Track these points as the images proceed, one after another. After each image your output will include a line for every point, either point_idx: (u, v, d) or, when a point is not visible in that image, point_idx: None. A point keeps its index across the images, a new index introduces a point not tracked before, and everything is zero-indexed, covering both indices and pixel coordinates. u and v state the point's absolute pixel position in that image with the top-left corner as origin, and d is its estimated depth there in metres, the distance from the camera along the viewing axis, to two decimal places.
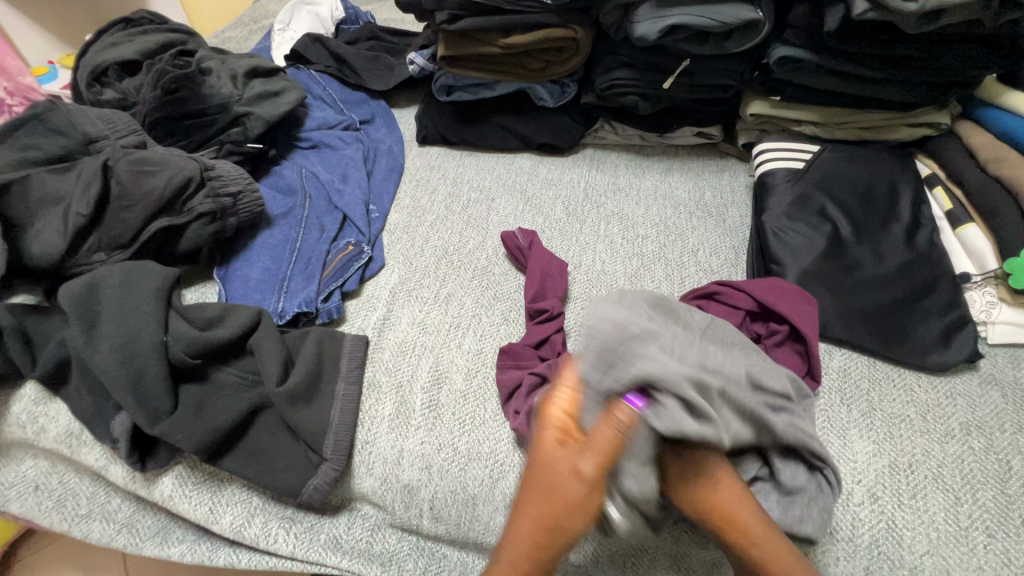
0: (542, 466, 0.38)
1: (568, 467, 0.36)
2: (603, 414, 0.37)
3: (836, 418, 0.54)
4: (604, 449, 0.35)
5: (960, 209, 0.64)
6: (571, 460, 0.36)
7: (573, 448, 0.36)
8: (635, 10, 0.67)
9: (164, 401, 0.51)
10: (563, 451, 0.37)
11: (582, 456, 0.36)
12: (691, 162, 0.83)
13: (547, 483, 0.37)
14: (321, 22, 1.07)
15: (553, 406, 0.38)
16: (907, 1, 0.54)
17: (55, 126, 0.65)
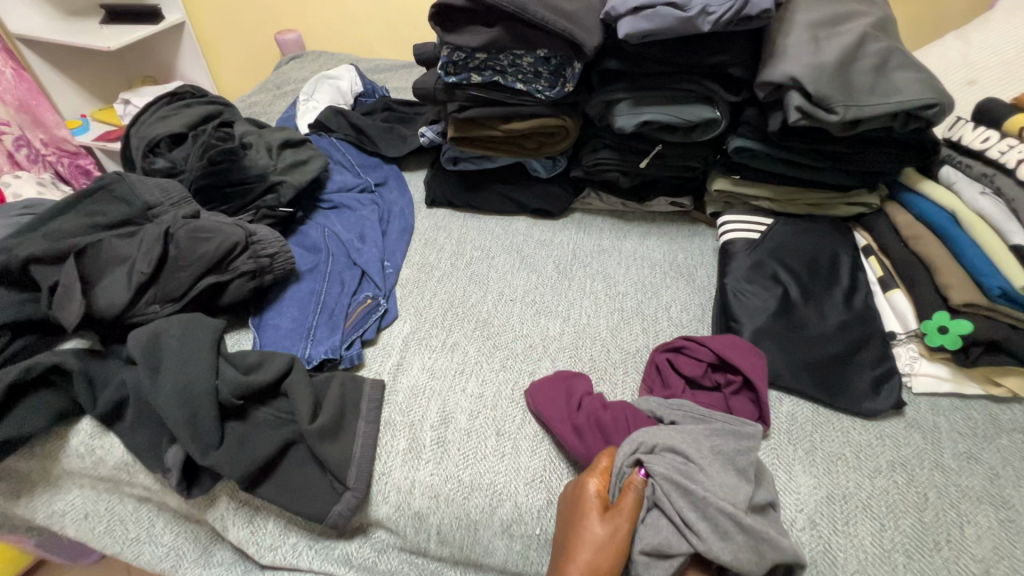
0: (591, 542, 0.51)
1: (613, 530, 0.51)
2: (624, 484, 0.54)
3: (774, 453, 0.63)
4: (633, 513, 0.52)
5: (889, 276, 0.76)
6: (611, 527, 0.51)
7: (614, 516, 0.52)
8: (615, 106, 0.80)
9: (212, 437, 0.59)
10: (605, 523, 0.52)
11: (621, 519, 0.52)
12: (666, 228, 0.96)
13: (599, 549, 0.50)
14: (341, 94, 1.21)
15: (592, 490, 0.54)
16: (830, 113, 0.67)
17: (120, 195, 0.76)
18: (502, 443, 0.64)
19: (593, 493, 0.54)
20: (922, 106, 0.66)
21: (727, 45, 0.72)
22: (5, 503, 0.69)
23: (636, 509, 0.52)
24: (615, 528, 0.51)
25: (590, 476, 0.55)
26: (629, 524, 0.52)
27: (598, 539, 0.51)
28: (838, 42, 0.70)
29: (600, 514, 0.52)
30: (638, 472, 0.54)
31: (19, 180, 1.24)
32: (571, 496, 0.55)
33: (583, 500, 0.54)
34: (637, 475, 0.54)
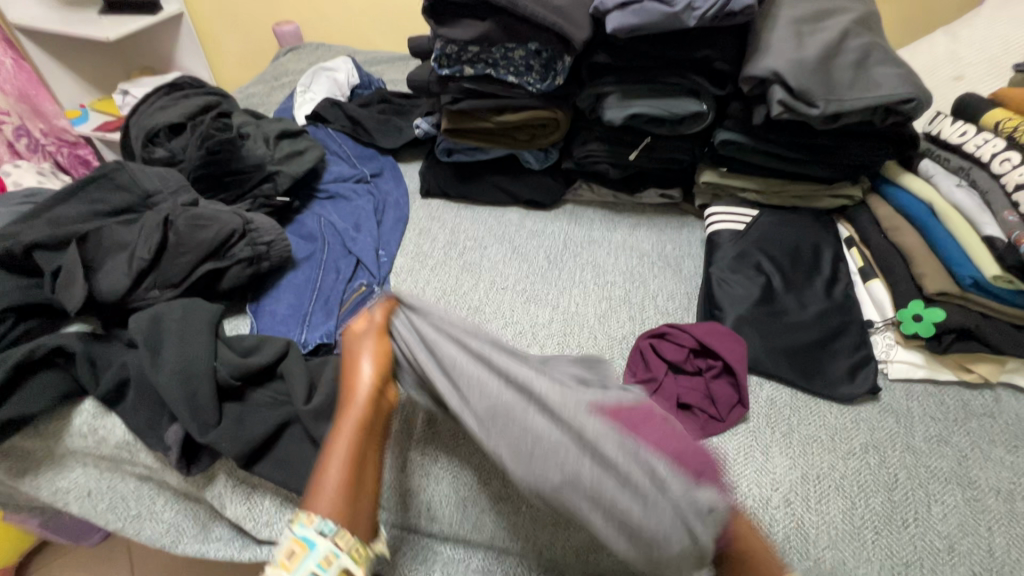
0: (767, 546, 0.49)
1: (381, 343, 0.60)
2: (378, 308, 0.62)
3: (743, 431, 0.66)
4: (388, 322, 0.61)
5: (869, 266, 0.78)
6: (379, 342, 0.60)
7: (378, 338, 0.60)
8: (605, 99, 0.81)
9: (211, 417, 0.61)
10: (371, 342, 0.60)
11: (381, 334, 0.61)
12: (656, 219, 0.97)
13: (374, 368, 0.58)
14: (338, 86, 1.23)
15: (354, 329, 0.62)
16: (811, 107, 0.69)
17: (120, 183, 0.79)
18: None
19: (352, 331, 0.62)
20: (901, 101, 0.68)
21: (712, 39, 0.74)
22: (12, 481, 0.72)
23: (389, 322, 0.62)
24: (378, 341, 0.60)
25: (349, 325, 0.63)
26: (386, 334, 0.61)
27: (370, 362, 0.59)
28: (820, 38, 0.72)
29: (361, 341, 0.60)
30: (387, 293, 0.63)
31: (21, 169, 1.26)
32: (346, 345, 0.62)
33: (351, 338, 0.61)
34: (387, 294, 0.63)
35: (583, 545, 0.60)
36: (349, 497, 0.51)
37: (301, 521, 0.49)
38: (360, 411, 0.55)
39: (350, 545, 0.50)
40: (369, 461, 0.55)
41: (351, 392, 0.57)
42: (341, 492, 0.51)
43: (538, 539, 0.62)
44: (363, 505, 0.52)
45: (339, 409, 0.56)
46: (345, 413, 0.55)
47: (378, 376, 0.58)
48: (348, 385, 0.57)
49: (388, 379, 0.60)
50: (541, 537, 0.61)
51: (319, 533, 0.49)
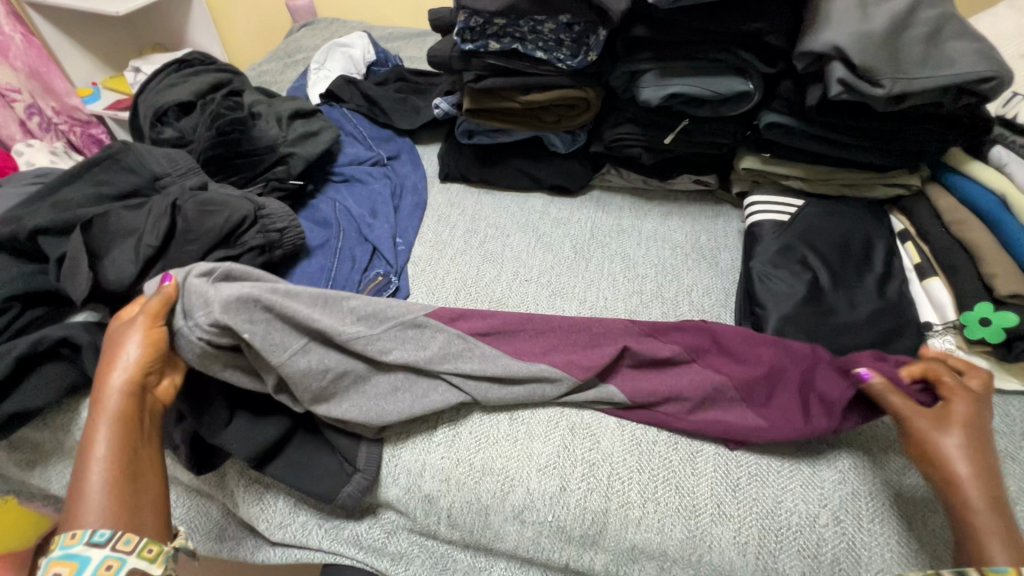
0: (959, 467, 0.49)
1: (144, 339, 0.53)
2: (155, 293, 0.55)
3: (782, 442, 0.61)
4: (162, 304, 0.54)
5: (927, 263, 0.71)
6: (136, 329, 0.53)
7: (150, 329, 0.53)
8: (641, 77, 0.75)
9: (222, 415, 0.58)
10: (139, 332, 0.53)
11: (145, 325, 0.53)
12: (689, 207, 0.91)
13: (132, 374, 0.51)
14: (353, 63, 1.17)
15: (124, 313, 0.57)
16: (875, 86, 0.62)
17: (127, 165, 0.75)
18: (512, 427, 0.62)
19: (122, 318, 0.56)
20: (979, 80, 0.61)
21: (763, 10, 0.67)
22: (23, 472, 0.70)
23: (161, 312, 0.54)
24: (145, 335, 0.53)
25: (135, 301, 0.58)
26: (155, 330, 0.53)
27: (128, 358, 0.52)
28: (887, 8, 0.65)
29: (132, 327, 0.53)
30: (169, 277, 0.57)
31: (33, 148, 1.23)
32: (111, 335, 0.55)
33: (117, 322, 0.56)
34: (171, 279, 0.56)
35: (612, 558, 0.58)
36: (122, 500, 0.47)
37: (62, 542, 0.43)
38: (111, 410, 0.50)
39: (138, 545, 0.44)
40: (145, 479, 0.49)
41: (98, 399, 0.51)
42: (110, 496, 0.47)
43: (565, 551, 0.59)
44: (145, 504, 0.48)
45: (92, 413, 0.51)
46: (98, 412, 0.50)
47: (128, 382, 0.51)
48: (99, 385, 0.51)
49: (157, 369, 0.54)
50: (569, 550, 0.59)
51: (88, 544, 0.43)
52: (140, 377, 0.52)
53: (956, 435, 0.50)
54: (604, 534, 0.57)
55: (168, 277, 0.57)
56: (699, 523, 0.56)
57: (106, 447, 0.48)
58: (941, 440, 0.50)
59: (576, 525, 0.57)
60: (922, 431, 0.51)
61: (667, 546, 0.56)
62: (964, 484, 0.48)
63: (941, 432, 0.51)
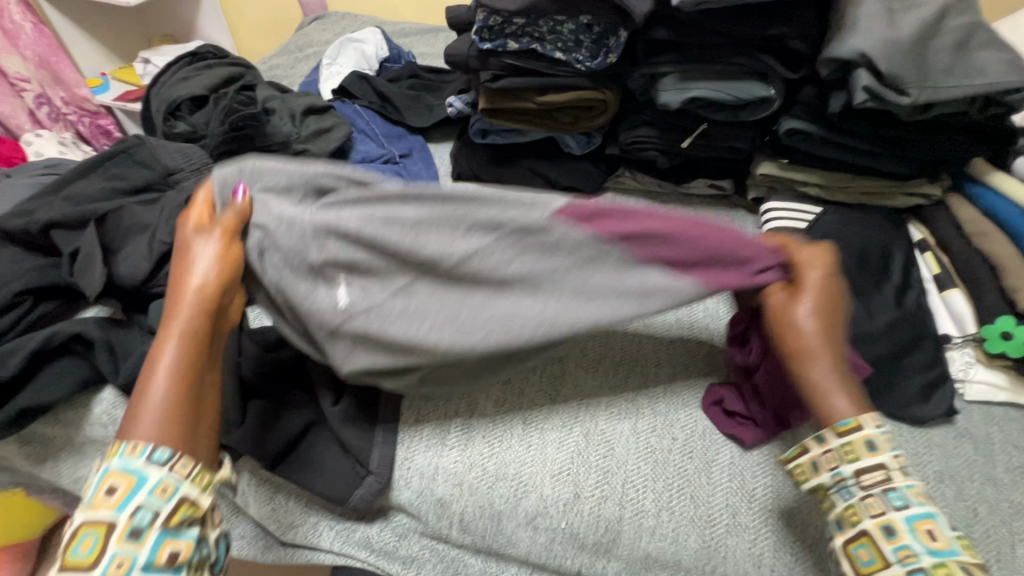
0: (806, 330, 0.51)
1: (218, 257, 0.54)
2: (230, 207, 0.57)
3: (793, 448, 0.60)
4: (237, 223, 0.57)
5: (946, 274, 0.70)
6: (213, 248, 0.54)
7: (229, 243, 0.56)
8: (660, 80, 0.74)
9: (235, 414, 0.58)
10: (214, 242, 0.55)
11: (220, 239, 0.55)
12: (704, 212, 0.90)
13: (208, 288, 0.52)
14: (366, 59, 1.17)
15: (191, 214, 0.57)
16: (901, 95, 0.61)
17: (140, 159, 0.75)
18: (525, 432, 0.61)
19: (190, 221, 0.56)
20: (1008, 90, 0.60)
21: (789, 14, 0.66)
22: (32, 467, 0.70)
23: (237, 227, 0.57)
24: (222, 248, 0.55)
25: (197, 204, 0.58)
26: (231, 247, 0.56)
27: (206, 267, 0.53)
28: (915, 16, 0.64)
29: (206, 235, 0.55)
30: (241, 192, 0.58)
31: (42, 138, 1.22)
32: (182, 234, 0.56)
33: (184, 224, 0.56)
34: (245, 197, 0.58)
35: (626, 566, 0.58)
36: (185, 417, 0.48)
37: (122, 453, 0.45)
38: (181, 328, 0.50)
39: (193, 472, 0.47)
40: (208, 391, 0.51)
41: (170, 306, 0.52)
42: (172, 413, 0.47)
43: (577, 558, 0.59)
44: (205, 428, 0.50)
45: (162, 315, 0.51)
46: (169, 328, 0.51)
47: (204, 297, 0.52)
48: (170, 305, 0.52)
49: (229, 291, 0.55)
50: (582, 557, 0.58)
51: (147, 463, 0.45)
52: (210, 300, 0.52)
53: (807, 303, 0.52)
54: (618, 542, 0.57)
55: (240, 188, 0.58)
56: (714, 534, 0.55)
57: (173, 360, 0.49)
58: (797, 310, 0.52)
59: (589, 533, 0.57)
60: (780, 306, 0.53)
61: (681, 556, 0.55)
62: (803, 340, 0.51)
63: (793, 305, 0.53)
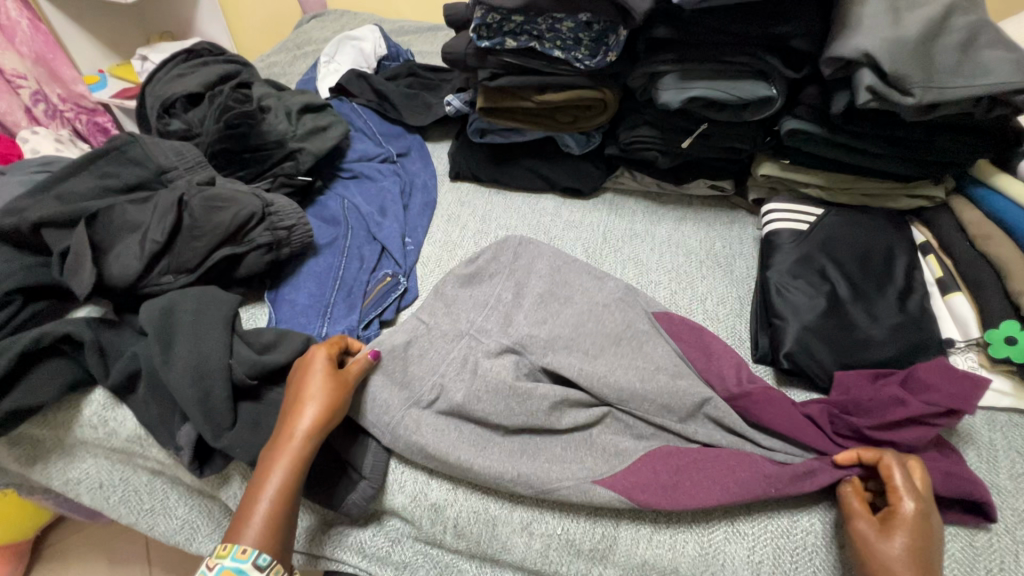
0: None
1: (334, 391, 0.55)
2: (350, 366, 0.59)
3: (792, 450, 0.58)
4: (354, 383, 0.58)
5: (949, 277, 0.69)
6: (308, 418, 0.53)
7: (337, 384, 0.56)
8: (660, 79, 0.73)
9: (226, 418, 0.57)
10: (327, 385, 0.55)
11: (331, 386, 0.55)
12: (704, 213, 0.89)
13: (324, 415, 0.54)
14: (365, 57, 1.16)
15: (315, 356, 0.58)
16: (905, 95, 0.60)
17: (133, 157, 0.74)
18: (508, 420, 0.59)
19: (318, 358, 0.58)
20: (1015, 91, 0.59)
21: (792, 13, 0.65)
22: (22, 468, 0.69)
23: (342, 408, 0.55)
24: (336, 388, 0.56)
25: (319, 352, 0.59)
26: (342, 404, 0.55)
27: (321, 394, 0.55)
28: (920, 14, 0.63)
29: (323, 376, 0.56)
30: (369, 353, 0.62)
31: (38, 135, 1.22)
32: (301, 372, 0.57)
33: (306, 367, 0.57)
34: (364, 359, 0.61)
35: None
36: (280, 523, 0.49)
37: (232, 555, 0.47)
38: (293, 456, 0.51)
39: None
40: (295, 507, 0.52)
41: (300, 411, 0.54)
42: (274, 521, 0.49)
43: (572, 565, 0.57)
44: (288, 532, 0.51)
45: (269, 451, 0.52)
46: (279, 457, 0.51)
47: (322, 417, 0.53)
48: (291, 422, 0.53)
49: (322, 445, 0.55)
50: (578, 564, 0.57)
51: (253, 567, 0.47)
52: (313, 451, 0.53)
53: (899, 539, 0.45)
54: (615, 548, 0.56)
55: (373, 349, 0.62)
56: (712, 540, 0.54)
57: (274, 489, 0.50)
58: (893, 546, 0.45)
59: (586, 539, 0.56)
60: (868, 537, 0.46)
61: (679, 562, 0.54)
62: None
63: (883, 537, 0.46)
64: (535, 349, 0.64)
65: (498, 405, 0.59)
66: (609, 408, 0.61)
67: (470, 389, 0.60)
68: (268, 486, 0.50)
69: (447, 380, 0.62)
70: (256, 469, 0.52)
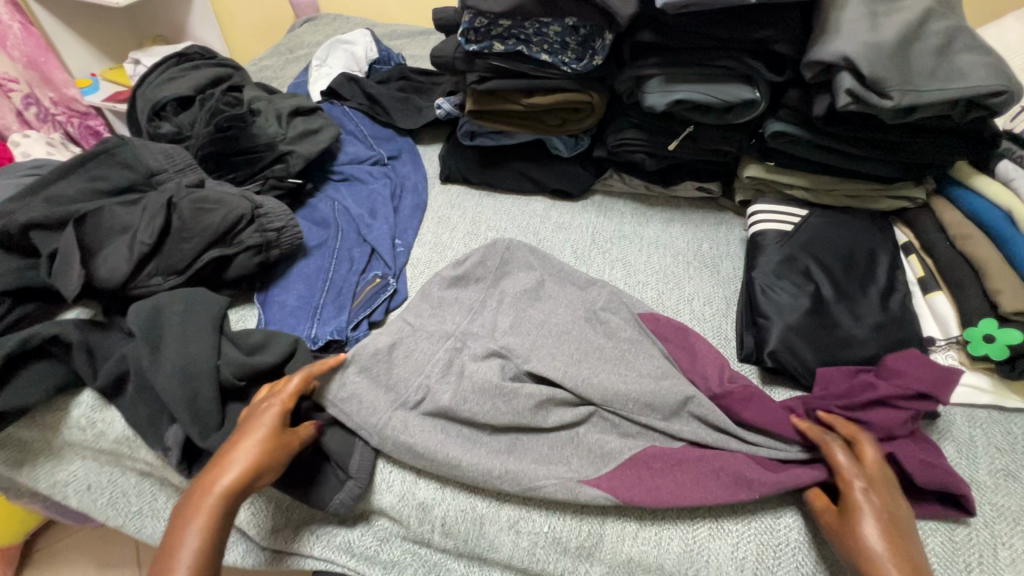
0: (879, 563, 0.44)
1: (266, 458, 0.52)
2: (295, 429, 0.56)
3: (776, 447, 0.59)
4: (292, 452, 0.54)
5: (930, 277, 0.70)
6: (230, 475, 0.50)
7: (272, 450, 0.52)
8: (646, 82, 0.74)
9: (214, 418, 0.57)
10: (261, 448, 0.52)
11: (264, 449, 0.52)
12: (691, 214, 0.90)
13: (249, 480, 0.50)
14: (356, 61, 1.16)
15: (264, 412, 0.54)
16: (884, 98, 0.61)
17: (123, 160, 0.74)
18: (495, 429, 0.59)
19: (266, 412, 0.54)
20: (990, 94, 0.60)
21: (773, 18, 0.66)
22: (10, 471, 0.69)
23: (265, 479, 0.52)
24: (268, 453, 0.52)
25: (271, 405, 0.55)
26: (270, 471, 0.52)
27: (253, 458, 0.51)
28: (898, 19, 0.64)
29: (261, 438, 0.52)
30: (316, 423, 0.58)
31: (29, 139, 1.22)
32: (243, 425, 0.54)
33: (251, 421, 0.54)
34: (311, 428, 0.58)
35: (608, 572, 0.57)
36: None
37: None
38: (207, 517, 0.48)
39: None
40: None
41: (230, 464, 0.50)
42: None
43: (558, 563, 0.58)
44: None
45: (188, 506, 0.49)
46: (194, 517, 0.48)
47: (246, 482, 0.50)
48: (215, 478, 0.50)
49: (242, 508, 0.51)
50: (564, 561, 0.58)
51: None
52: (232, 509, 0.49)
53: (871, 523, 0.46)
54: (601, 546, 0.56)
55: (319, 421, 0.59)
56: (697, 537, 0.55)
57: (182, 553, 0.46)
58: (861, 532, 0.46)
59: (572, 537, 0.57)
60: (836, 530, 0.48)
61: (664, 560, 0.55)
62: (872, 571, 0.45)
63: (854, 527, 0.47)
64: (521, 353, 0.64)
65: (485, 404, 0.60)
66: (595, 407, 0.62)
67: (457, 389, 0.61)
68: (177, 549, 0.46)
69: (434, 381, 0.62)
70: (173, 523, 0.48)
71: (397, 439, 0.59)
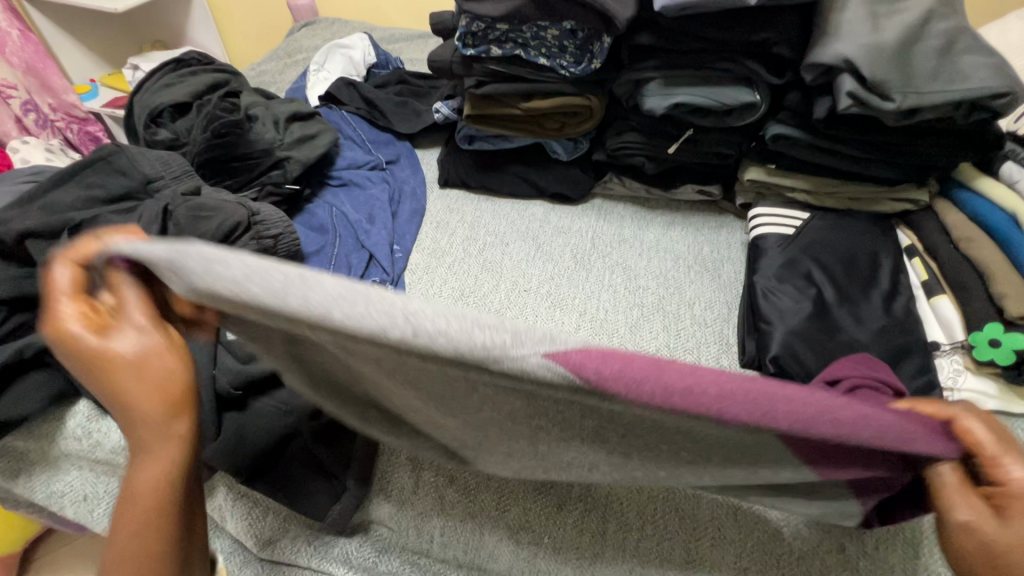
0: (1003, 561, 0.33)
1: (137, 357, 0.38)
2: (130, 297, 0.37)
3: None
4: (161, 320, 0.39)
5: (935, 280, 0.69)
6: (154, 407, 0.39)
7: (133, 335, 0.38)
8: (645, 86, 0.74)
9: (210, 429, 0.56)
10: (125, 342, 0.38)
11: (129, 343, 0.38)
12: (692, 218, 0.90)
13: (166, 386, 0.39)
14: (354, 65, 1.16)
15: (64, 323, 0.37)
16: (885, 101, 0.61)
17: (119, 167, 0.74)
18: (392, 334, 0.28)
19: (71, 328, 0.37)
20: (994, 96, 0.59)
21: (773, 19, 0.65)
22: (6, 481, 0.69)
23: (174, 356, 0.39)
24: (141, 337, 0.38)
25: (67, 317, 0.37)
26: (159, 359, 0.38)
27: (128, 364, 0.38)
28: (898, 21, 0.64)
29: (111, 343, 0.37)
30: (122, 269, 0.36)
31: (28, 145, 1.22)
32: (64, 353, 0.38)
33: (65, 347, 0.37)
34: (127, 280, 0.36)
35: None
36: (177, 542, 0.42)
37: None
38: (160, 461, 0.40)
39: None
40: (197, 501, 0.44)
41: (119, 398, 0.39)
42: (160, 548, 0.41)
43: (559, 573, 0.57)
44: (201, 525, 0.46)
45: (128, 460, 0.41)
46: (141, 471, 0.40)
47: (156, 396, 0.39)
48: (120, 420, 0.39)
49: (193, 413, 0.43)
50: None
51: None
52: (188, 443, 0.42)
53: (975, 513, 0.34)
54: (601, 557, 0.56)
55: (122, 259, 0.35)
56: (698, 548, 0.54)
57: (152, 505, 0.41)
58: (963, 518, 0.34)
59: (572, 547, 0.56)
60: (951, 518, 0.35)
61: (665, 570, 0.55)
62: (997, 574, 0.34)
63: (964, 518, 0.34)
64: None
65: None
66: None
67: None
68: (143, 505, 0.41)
69: None
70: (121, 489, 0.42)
71: (189, 271, 0.30)
